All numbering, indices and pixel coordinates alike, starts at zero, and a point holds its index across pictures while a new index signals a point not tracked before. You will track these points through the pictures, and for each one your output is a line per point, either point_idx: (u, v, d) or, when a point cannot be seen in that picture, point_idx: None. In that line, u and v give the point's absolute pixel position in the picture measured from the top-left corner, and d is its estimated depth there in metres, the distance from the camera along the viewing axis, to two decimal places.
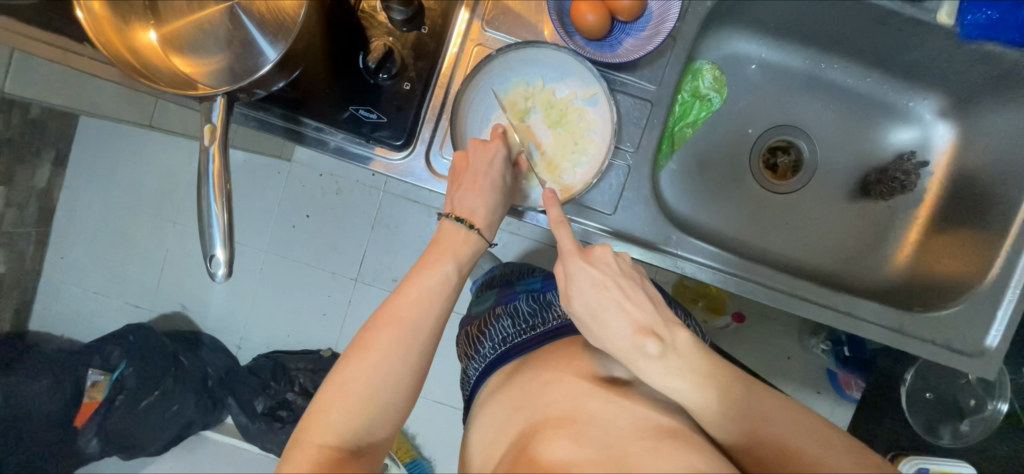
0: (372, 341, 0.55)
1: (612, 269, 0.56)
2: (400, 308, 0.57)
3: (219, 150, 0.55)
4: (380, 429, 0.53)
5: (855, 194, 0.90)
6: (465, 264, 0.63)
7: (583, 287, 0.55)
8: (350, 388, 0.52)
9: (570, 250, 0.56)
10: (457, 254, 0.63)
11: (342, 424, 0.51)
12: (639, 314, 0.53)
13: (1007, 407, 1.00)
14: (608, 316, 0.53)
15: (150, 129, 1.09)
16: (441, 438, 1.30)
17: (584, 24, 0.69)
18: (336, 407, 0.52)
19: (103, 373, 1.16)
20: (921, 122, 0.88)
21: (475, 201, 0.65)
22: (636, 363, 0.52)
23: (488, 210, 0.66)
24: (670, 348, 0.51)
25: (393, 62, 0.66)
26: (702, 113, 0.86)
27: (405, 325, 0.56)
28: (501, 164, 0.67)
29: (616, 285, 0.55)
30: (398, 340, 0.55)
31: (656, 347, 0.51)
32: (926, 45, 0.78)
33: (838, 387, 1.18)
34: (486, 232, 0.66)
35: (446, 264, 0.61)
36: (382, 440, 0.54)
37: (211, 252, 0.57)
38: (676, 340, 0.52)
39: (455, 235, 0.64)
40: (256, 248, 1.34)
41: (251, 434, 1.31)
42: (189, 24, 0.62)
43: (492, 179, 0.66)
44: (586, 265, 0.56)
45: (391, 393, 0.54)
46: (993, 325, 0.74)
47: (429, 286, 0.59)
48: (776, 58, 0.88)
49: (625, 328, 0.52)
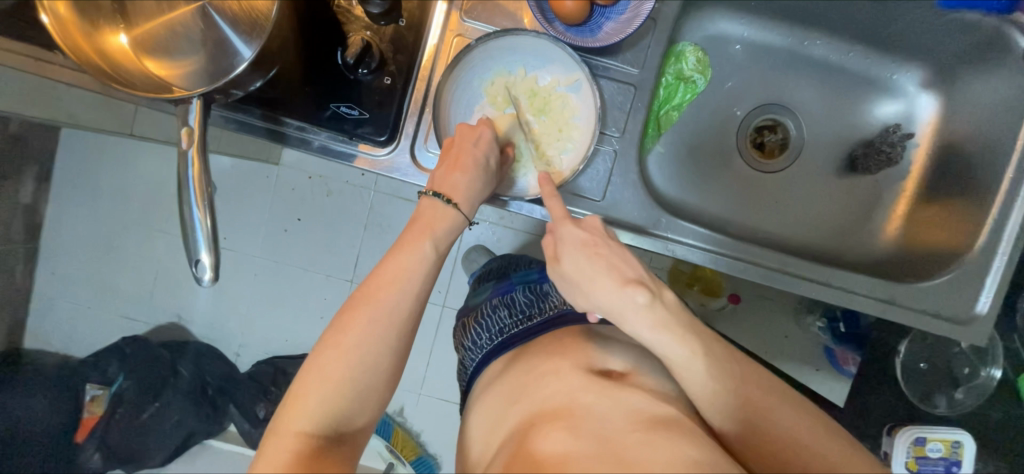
0: (349, 324, 0.54)
1: (600, 230, 0.57)
2: (378, 289, 0.56)
3: (197, 153, 0.55)
4: (360, 414, 0.53)
5: (843, 170, 0.90)
6: (443, 242, 0.62)
7: (572, 248, 0.55)
8: (328, 374, 0.52)
9: (561, 216, 0.56)
10: (436, 230, 0.62)
11: (320, 410, 0.51)
12: (626, 270, 0.54)
13: (1000, 374, 1.02)
14: (596, 274, 0.54)
15: (132, 138, 1.08)
16: (445, 435, 1.30)
17: (563, 9, 0.68)
18: (312, 393, 0.51)
19: (103, 387, 1.19)
20: (906, 94, 0.88)
21: (457, 176, 0.64)
22: (627, 315, 0.52)
23: (469, 188, 0.65)
24: (657, 298, 0.52)
25: (372, 56, 0.65)
26: (687, 95, 0.86)
27: (383, 306, 0.55)
28: (487, 143, 0.66)
29: (604, 244, 0.55)
30: (376, 323, 0.54)
31: (644, 297, 0.52)
32: (907, 16, 0.78)
33: (835, 363, 1.14)
34: (465, 209, 0.65)
35: (425, 241, 0.60)
36: (362, 425, 0.54)
37: (196, 256, 0.56)
38: (663, 294, 0.54)
39: (433, 209, 0.63)
40: (248, 253, 1.33)
41: (254, 440, 1.30)
42: (161, 26, 0.61)
43: (477, 157, 0.65)
44: (575, 225, 0.56)
45: (371, 377, 0.53)
46: (982, 292, 0.75)
47: (407, 265, 0.58)
48: (759, 37, 0.88)
49: (613, 283, 0.53)
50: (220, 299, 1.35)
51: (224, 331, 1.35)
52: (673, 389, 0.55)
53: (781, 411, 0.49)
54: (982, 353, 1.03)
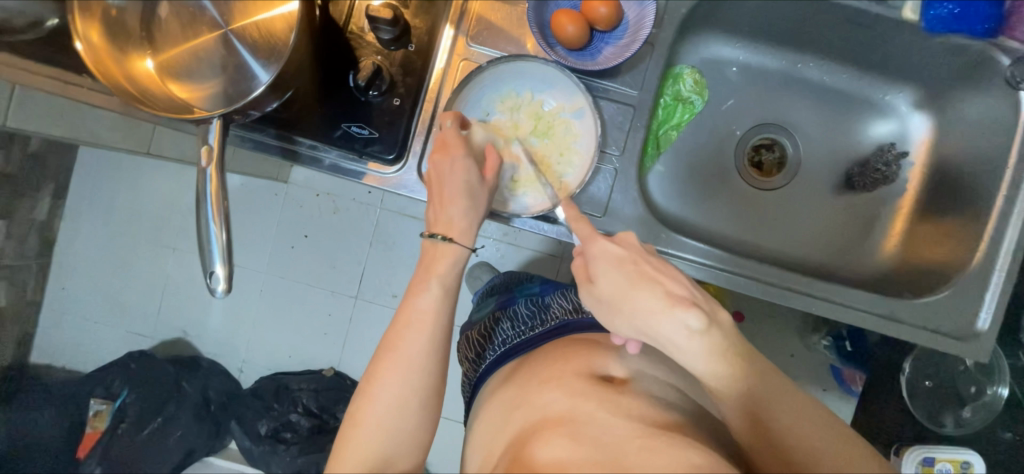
0: (375, 373, 0.57)
1: (636, 248, 0.57)
2: (396, 335, 0.58)
3: (216, 171, 0.57)
4: (401, 458, 0.56)
5: (841, 188, 0.91)
6: (450, 279, 0.62)
7: (608, 266, 0.55)
8: (363, 423, 0.55)
9: (590, 235, 0.57)
10: (440, 270, 0.62)
11: (360, 457, 0.53)
12: (672, 288, 0.53)
13: (1007, 392, 1.00)
14: (638, 291, 0.53)
15: (147, 156, 1.12)
16: (449, 454, 1.29)
17: (564, 34, 0.72)
18: (352, 443, 0.54)
19: (106, 402, 1.21)
20: (898, 114, 0.90)
21: (448, 211, 0.64)
22: (675, 337, 0.52)
23: (464, 218, 0.64)
24: (712, 322, 0.52)
25: (382, 79, 0.69)
26: (684, 115, 0.89)
27: (403, 351, 0.57)
28: (463, 169, 0.65)
29: (645, 261, 0.55)
30: (397, 367, 0.56)
31: (698, 321, 0.51)
32: (895, 40, 0.81)
33: (842, 382, 1.17)
34: (464, 240, 0.64)
35: (431, 282, 0.61)
36: (407, 467, 0.57)
37: (210, 268, 0.58)
38: (717, 317, 0.53)
39: (433, 250, 0.63)
40: (256, 269, 1.35)
41: (255, 458, 1.28)
42: (185, 52, 0.65)
43: (458, 185, 0.64)
44: (610, 241, 0.56)
45: (402, 420, 0.55)
46: (982, 308, 0.75)
47: (421, 306, 0.59)
48: (754, 60, 0.91)
49: (656, 302, 0.52)
50: (227, 314, 1.36)
51: (229, 347, 1.36)
52: (678, 396, 0.56)
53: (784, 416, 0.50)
54: (988, 370, 1.03)
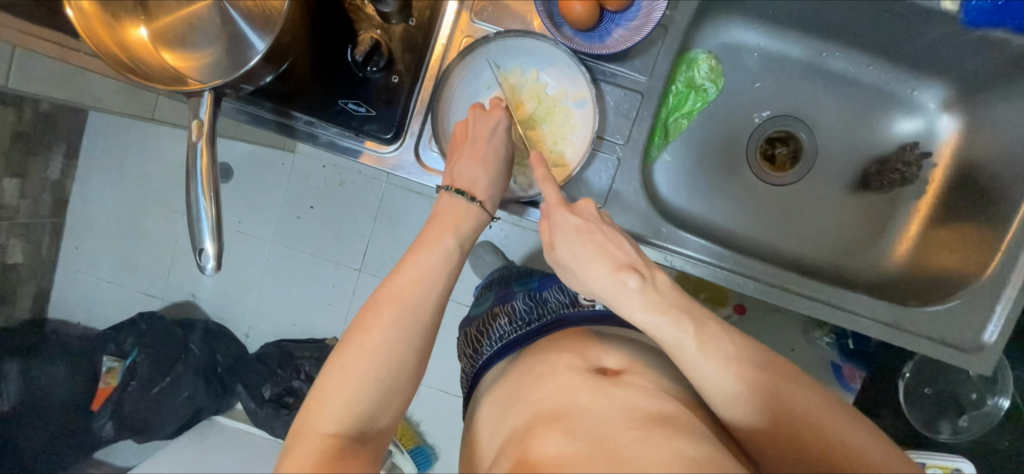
0: (372, 323, 0.54)
1: (593, 216, 0.56)
2: (400, 288, 0.56)
3: (207, 146, 0.57)
4: (384, 414, 0.53)
5: (856, 188, 0.88)
6: (467, 239, 0.62)
7: (565, 233, 0.55)
8: (350, 375, 0.52)
9: (554, 202, 0.56)
10: (459, 228, 0.62)
11: (342, 409, 0.51)
12: (620, 255, 0.54)
13: (1007, 403, 1.00)
14: (590, 260, 0.53)
15: (153, 122, 1.11)
16: (445, 427, 1.32)
17: (572, 14, 0.68)
18: (336, 395, 0.51)
19: (118, 359, 1.23)
20: (925, 112, 0.86)
21: (476, 172, 0.65)
22: (619, 299, 0.52)
23: (489, 183, 0.66)
24: (649, 283, 0.52)
25: (381, 55, 0.66)
26: (697, 104, 0.85)
27: (405, 306, 0.55)
28: (502, 133, 0.67)
29: (599, 230, 0.55)
30: (398, 322, 0.54)
31: (636, 282, 0.51)
32: (930, 32, 0.75)
33: (841, 380, 1.12)
34: (489, 205, 0.65)
35: (447, 237, 0.61)
36: (386, 425, 0.54)
37: (200, 245, 0.58)
38: (657, 278, 0.53)
39: (454, 207, 0.63)
40: (261, 238, 1.36)
41: (258, 419, 1.33)
42: (179, 19, 0.63)
43: (495, 148, 0.66)
44: (569, 212, 0.56)
45: (393, 376, 0.53)
46: (990, 321, 0.72)
47: (428, 262, 0.58)
48: (775, 47, 0.86)
49: (605, 267, 0.53)
50: (233, 280, 1.38)
51: (235, 311, 1.39)
52: (673, 388, 0.55)
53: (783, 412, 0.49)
54: (991, 381, 1.01)
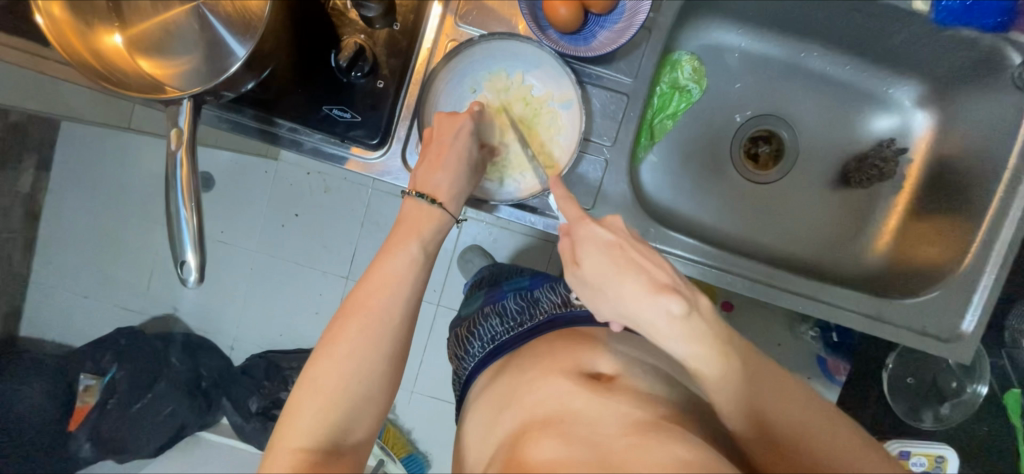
0: (340, 332, 0.54)
1: (623, 233, 0.54)
2: (367, 295, 0.56)
3: (187, 154, 0.55)
4: (358, 426, 0.52)
5: (837, 184, 0.90)
6: (430, 243, 0.62)
7: (593, 247, 0.53)
8: (321, 387, 0.51)
9: (579, 216, 0.54)
10: (422, 232, 0.61)
11: (314, 423, 0.50)
12: (658, 275, 0.51)
13: (985, 390, 1.02)
14: (624, 277, 0.51)
15: (130, 131, 1.07)
16: (438, 434, 1.31)
17: (557, 17, 0.68)
18: (306, 408, 0.50)
19: (95, 376, 1.15)
20: (900, 109, 0.88)
21: (439, 176, 0.64)
22: (656, 323, 0.50)
23: (452, 184, 0.64)
24: (693, 308, 0.50)
25: (365, 60, 0.66)
26: (681, 104, 0.86)
27: (373, 313, 0.55)
28: (467, 137, 0.66)
29: (632, 248, 0.53)
30: (366, 328, 0.54)
31: (680, 307, 0.49)
32: (904, 32, 0.78)
33: (827, 373, 1.16)
34: (451, 207, 0.64)
35: (411, 243, 0.60)
36: (363, 436, 0.54)
37: (183, 258, 0.56)
38: (698, 302, 0.51)
39: (417, 211, 0.63)
40: (245, 247, 1.34)
41: (245, 434, 1.30)
42: (155, 26, 0.62)
43: (458, 152, 0.65)
44: (595, 225, 0.54)
45: (366, 384, 0.53)
46: (968, 311, 0.75)
47: (394, 268, 0.58)
48: (755, 47, 0.88)
49: (643, 288, 0.50)
50: (216, 292, 1.35)
51: (220, 323, 1.36)
52: (666, 391, 0.55)
53: (774, 412, 0.49)
54: (969, 369, 1.04)
